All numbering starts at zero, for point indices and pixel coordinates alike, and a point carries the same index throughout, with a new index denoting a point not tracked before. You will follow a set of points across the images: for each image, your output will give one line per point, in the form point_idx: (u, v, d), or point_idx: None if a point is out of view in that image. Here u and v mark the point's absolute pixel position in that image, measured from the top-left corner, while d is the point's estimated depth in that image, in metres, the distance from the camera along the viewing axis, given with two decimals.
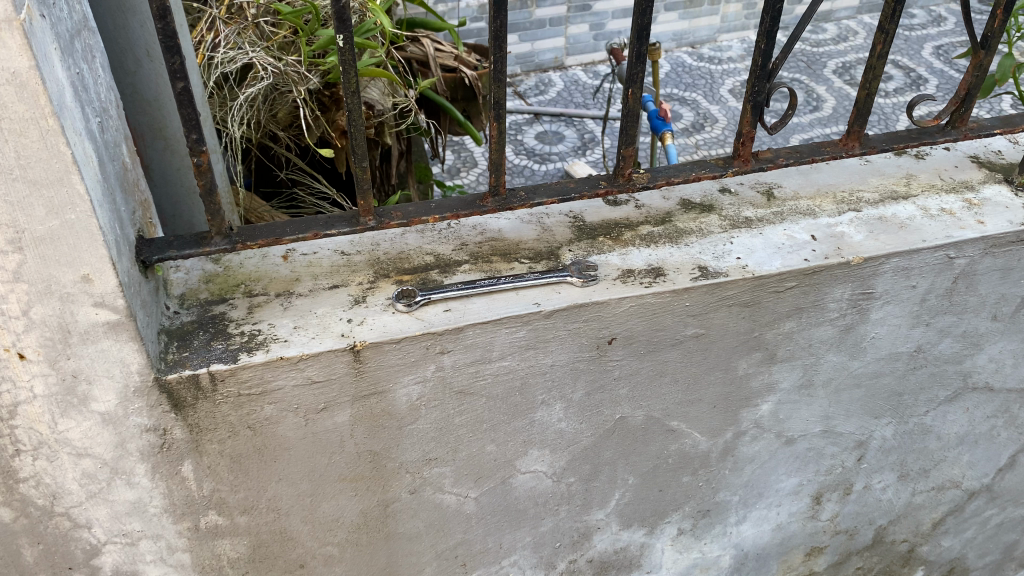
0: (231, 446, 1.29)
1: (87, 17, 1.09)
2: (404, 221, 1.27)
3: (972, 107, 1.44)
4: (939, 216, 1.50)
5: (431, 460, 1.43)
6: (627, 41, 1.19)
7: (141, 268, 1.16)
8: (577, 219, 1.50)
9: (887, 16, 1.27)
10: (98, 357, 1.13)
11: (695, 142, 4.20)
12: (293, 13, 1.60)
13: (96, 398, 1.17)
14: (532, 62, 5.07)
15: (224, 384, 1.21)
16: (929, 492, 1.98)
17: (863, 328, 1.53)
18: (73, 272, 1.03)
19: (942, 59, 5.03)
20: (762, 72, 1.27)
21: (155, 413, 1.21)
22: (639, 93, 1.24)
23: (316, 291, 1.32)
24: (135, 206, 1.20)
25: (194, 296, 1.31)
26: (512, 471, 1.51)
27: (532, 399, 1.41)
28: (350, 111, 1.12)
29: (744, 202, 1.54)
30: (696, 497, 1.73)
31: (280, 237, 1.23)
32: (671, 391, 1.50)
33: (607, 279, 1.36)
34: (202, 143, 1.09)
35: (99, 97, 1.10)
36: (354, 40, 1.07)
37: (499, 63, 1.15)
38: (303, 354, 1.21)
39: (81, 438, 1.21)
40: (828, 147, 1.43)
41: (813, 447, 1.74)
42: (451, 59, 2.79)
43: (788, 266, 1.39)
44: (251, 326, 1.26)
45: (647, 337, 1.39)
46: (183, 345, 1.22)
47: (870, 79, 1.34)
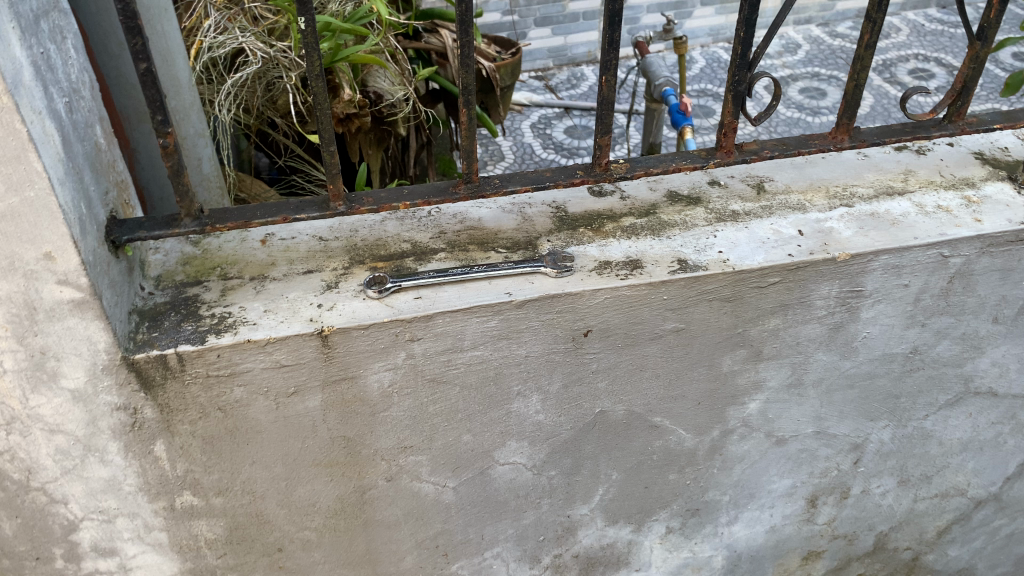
0: (202, 427, 1.30)
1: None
2: (374, 208, 1.26)
3: (969, 102, 1.38)
4: (934, 213, 1.45)
5: (406, 448, 1.43)
6: (599, 27, 1.17)
7: (110, 248, 1.17)
8: (559, 210, 1.48)
9: (873, 4, 1.23)
10: (65, 334, 1.14)
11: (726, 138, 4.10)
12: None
13: (66, 375, 1.19)
14: (565, 57, 5.05)
15: (192, 365, 1.22)
16: (933, 499, 1.93)
17: (853, 327, 1.49)
18: (35, 250, 1.05)
19: None
20: (742, 61, 1.24)
21: (125, 392, 1.22)
22: (613, 81, 1.22)
23: (290, 276, 1.33)
24: (108, 186, 1.21)
25: (170, 277, 1.32)
26: (491, 462, 1.50)
27: (507, 390, 1.40)
28: (314, 94, 1.12)
29: (733, 195, 1.51)
30: (684, 495, 1.71)
31: (250, 220, 1.23)
32: (653, 387, 1.48)
33: (583, 270, 1.34)
34: (167, 125, 1.10)
35: (69, 78, 1.11)
36: (316, 23, 1.07)
37: (466, 48, 1.13)
38: (270, 337, 1.22)
39: (53, 414, 1.23)
40: (816, 140, 1.39)
41: (806, 449, 1.70)
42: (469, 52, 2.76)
43: (770, 261, 1.36)
44: (222, 308, 1.27)
45: (625, 330, 1.37)
46: (154, 325, 1.23)
47: (858, 70, 1.30)
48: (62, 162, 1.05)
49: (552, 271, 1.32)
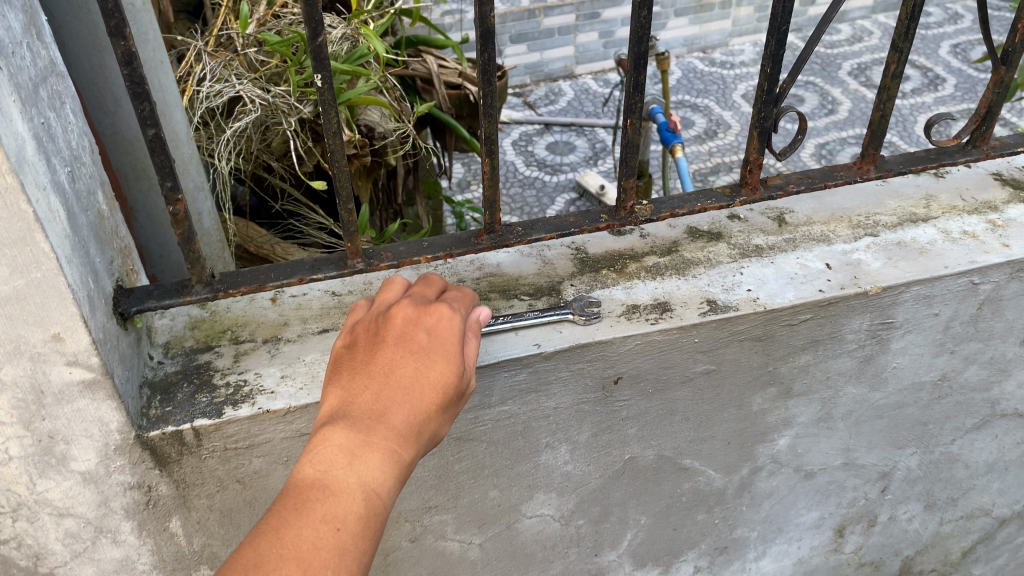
0: (220, 500, 1.23)
1: (56, 61, 1.04)
2: (394, 263, 1.23)
3: (994, 126, 1.40)
4: (961, 240, 1.42)
5: (431, 508, 1.37)
6: (623, 71, 1.13)
7: (119, 321, 1.11)
8: (579, 251, 1.43)
9: (900, 33, 1.20)
10: (75, 416, 1.08)
11: (708, 149, 4.04)
12: (280, 42, 1.57)
13: (75, 457, 1.12)
14: (541, 72, 4.92)
15: (209, 439, 1.15)
16: (958, 521, 1.89)
17: (883, 358, 1.45)
18: (43, 332, 0.99)
19: (962, 55, 4.68)
20: (768, 97, 1.21)
21: (139, 471, 1.15)
22: (638, 124, 1.18)
23: (305, 336, 1.26)
24: (113, 254, 1.15)
25: (179, 343, 1.25)
26: (518, 516, 1.45)
27: (536, 442, 1.35)
28: (332, 152, 1.08)
29: (754, 229, 1.47)
30: (712, 534, 1.66)
31: (263, 283, 1.20)
32: (682, 430, 1.43)
33: (610, 316, 1.29)
34: (177, 191, 1.04)
35: (70, 145, 1.05)
36: (332, 79, 1.02)
37: (488, 98, 1.10)
38: (290, 407, 1.15)
39: (62, 498, 1.16)
40: (841, 172, 1.37)
41: (834, 480, 1.65)
42: (455, 76, 2.61)
43: (801, 298, 1.32)
44: (237, 376, 1.20)
45: (655, 376, 1.33)
46: (167, 398, 1.16)
47: (886, 100, 1.27)
48: (68, 237, 0.99)
49: (581, 320, 1.28)
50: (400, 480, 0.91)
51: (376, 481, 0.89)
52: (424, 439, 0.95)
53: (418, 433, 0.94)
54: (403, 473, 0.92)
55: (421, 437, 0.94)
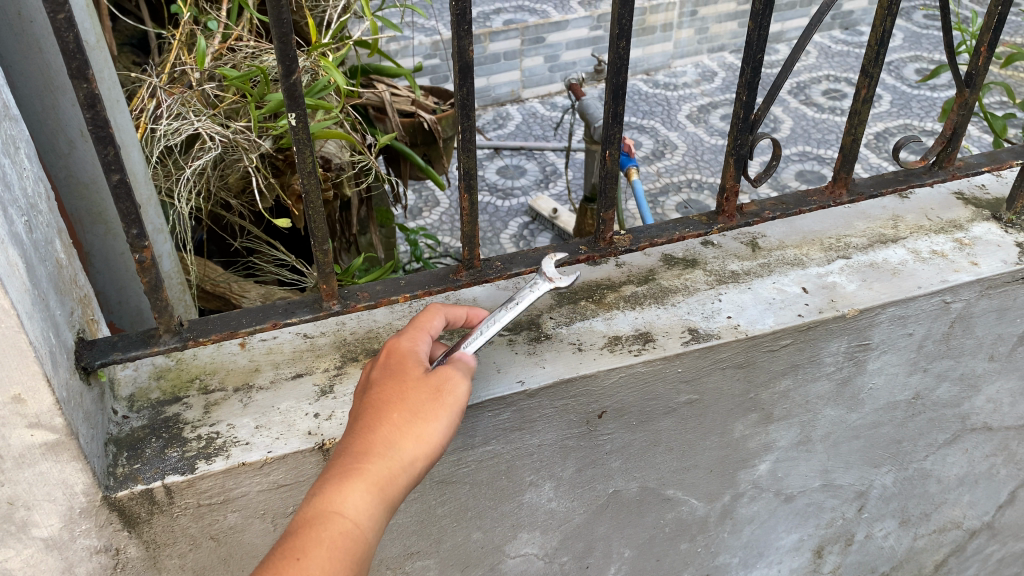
0: (192, 559, 1.16)
1: (8, 105, 0.99)
2: (371, 303, 1.21)
3: (959, 146, 1.46)
4: (931, 259, 1.45)
5: (413, 553, 1.31)
6: (603, 102, 1.16)
7: (82, 376, 1.05)
8: (556, 283, 1.41)
9: (870, 59, 1.26)
10: (37, 481, 1.01)
11: (657, 170, 4.07)
12: (240, 77, 1.56)
13: (37, 523, 1.05)
14: (487, 97, 4.85)
15: (181, 496, 1.09)
16: (931, 535, 1.85)
17: (860, 380, 1.46)
18: (2, 393, 0.93)
19: (894, 74, 4.72)
20: (744, 123, 1.26)
21: (105, 534, 1.08)
22: (617, 153, 1.22)
23: (278, 382, 1.21)
24: (73, 305, 1.09)
25: (144, 396, 1.19)
26: (501, 557, 1.40)
27: (520, 481, 1.31)
28: (308, 191, 1.07)
29: (729, 254, 1.48)
30: (694, 563, 1.61)
31: (235, 329, 1.16)
32: (665, 460, 1.41)
33: (593, 348, 1.28)
34: (143, 238, 0.99)
35: (26, 193, 0.99)
36: (307, 118, 1.01)
37: (467, 132, 1.11)
38: (267, 458, 1.09)
39: (22, 567, 1.08)
40: (815, 197, 1.43)
41: (813, 502, 1.63)
42: (408, 104, 2.57)
43: (781, 323, 1.32)
44: (209, 428, 1.14)
45: (639, 408, 1.31)
46: (134, 455, 1.10)
47: (857, 124, 1.33)
48: (29, 292, 0.94)
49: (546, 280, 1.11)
50: (363, 495, 0.86)
51: (337, 503, 0.85)
52: (396, 455, 0.88)
53: (383, 451, 0.88)
54: (371, 489, 0.86)
55: (387, 454, 0.88)
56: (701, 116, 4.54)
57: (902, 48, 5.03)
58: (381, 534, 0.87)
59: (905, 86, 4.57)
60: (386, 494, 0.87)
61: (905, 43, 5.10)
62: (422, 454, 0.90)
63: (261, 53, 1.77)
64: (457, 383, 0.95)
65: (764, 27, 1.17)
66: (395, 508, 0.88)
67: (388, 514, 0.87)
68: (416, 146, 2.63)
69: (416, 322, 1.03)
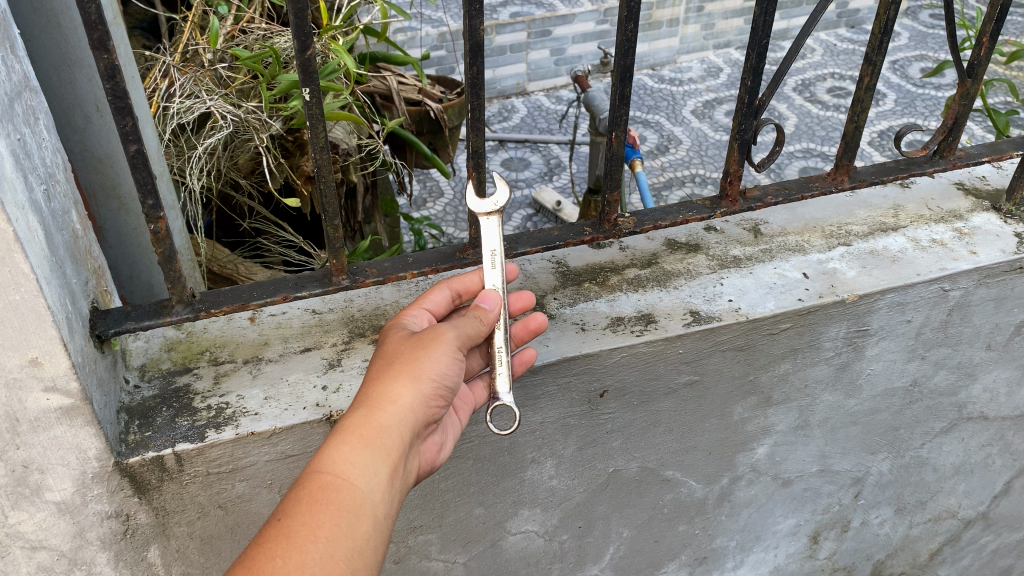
0: (201, 527, 1.19)
1: (29, 76, 1.02)
2: (380, 279, 1.23)
3: (960, 137, 1.47)
4: (930, 247, 1.47)
5: (416, 527, 1.34)
6: (610, 84, 1.19)
7: (96, 343, 1.08)
8: (560, 264, 1.45)
9: (873, 48, 1.29)
10: (51, 445, 1.03)
11: (661, 164, 4.08)
12: (253, 58, 1.60)
13: (51, 487, 1.07)
14: (494, 89, 4.87)
15: (191, 464, 1.11)
16: (926, 524, 1.87)
17: (858, 365, 1.48)
18: (20, 356, 0.96)
19: (899, 73, 4.73)
20: (749, 108, 1.29)
21: (117, 499, 1.11)
22: (623, 135, 1.25)
23: (287, 355, 1.24)
24: (88, 275, 1.11)
25: (155, 366, 1.22)
26: (502, 533, 1.42)
27: (522, 458, 1.33)
28: (320, 165, 1.10)
29: (731, 240, 1.51)
30: (692, 545, 1.64)
31: (246, 301, 1.18)
32: (665, 441, 1.43)
33: (596, 328, 1.30)
34: (158, 209, 1.03)
35: (45, 163, 1.02)
36: (321, 93, 1.04)
37: (477, 110, 1.14)
38: (276, 429, 1.12)
39: (34, 530, 1.10)
40: (817, 182, 1.45)
41: (810, 487, 1.65)
42: (415, 92, 2.58)
43: (782, 307, 1.34)
44: (218, 398, 1.16)
45: (640, 388, 1.33)
46: (145, 424, 1.12)
47: (859, 111, 1.36)
48: (47, 258, 0.97)
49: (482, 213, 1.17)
50: (341, 443, 0.88)
51: (321, 461, 0.87)
52: (376, 404, 0.92)
53: (364, 407, 0.92)
54: (349, 438, 0.88)
55: (366, 405, 0.92)
56: (706, 112, 4.55)
57: (907, 47, 5.04)
58: (374, 480, 0.87)
59: (910, 85, 4.58)
60: (369, 441, 0.89)
61: (910, 42, 5.11)
62: (402, 395, 0.93)
63: (272, 35, 1.81)
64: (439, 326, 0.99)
65: (770, 12, 1.19)
66: (386, 454, 0.89)
67: (377, 458, 0.88)
68: (422, 135, 2.63)
69: (423, 297, 1.11)
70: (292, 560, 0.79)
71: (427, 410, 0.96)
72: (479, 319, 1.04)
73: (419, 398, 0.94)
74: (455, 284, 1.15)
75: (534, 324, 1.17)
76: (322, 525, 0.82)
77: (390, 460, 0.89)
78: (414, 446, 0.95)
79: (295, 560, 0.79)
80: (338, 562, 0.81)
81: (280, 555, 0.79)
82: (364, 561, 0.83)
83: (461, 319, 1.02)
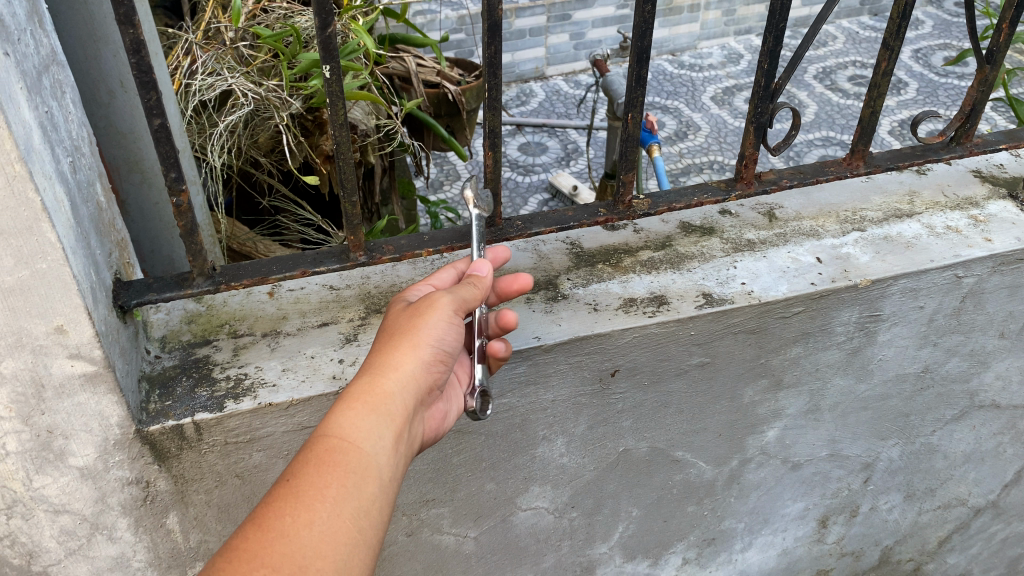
0: (218, 495, 1.21)
1: (56, 51, 1.04)
2: (396, 256, 1.26)
3: (977, 124, 1.48)
4: (945, 234, 1.48)
5: (428, 501, 1.36)
6: (627, 65, 1.20)
7: (119, 314, 1.11)
8: (574, 245, 1.46)
9: (891, 32, 1.29)
10: (75, 411, 1.06)
11: (679, 150, 4.07)
12: (274, 37, 1.63)
13: (74, 452, 1.10)
14: (512, 73, 4.87)
15: (210, 433, 1.14)
16: (935, 511, 1.87)
17: (870, 350, 1.48)
18: (46, 324, 0.99)
19: (922, 62, 4.68)
20: (765, 91, 1.30)
21: (137, 466, 1.13)
22: (639, 117, 1.27)
23: (305, 329, 1.26)
24: (111, 247, 1.14)
25: (176, 338, 1.24)
26: (513, 509, 1.45)
27: (533, 435, 1.36)
28: (339, 142, 1.12)
29: (746, 224, 1.52)
30: (701, 526, 1.65)
31: (266, 275, 1.21)
32: (675, 422, 1.45)
33: (609, 309, 1.31)
34: (181, 182, 1.06)
35: (71, 136, 1.05)
36: (340, 71, 1.06)
37: (494, 89, 1.15)
38: (293, 400, 1.14)
39: (58, 494, 1.13)
40: (832, 167, 1.47)
41: (820, 472, 1.66)
42: (434, 74, 2.59)
43: (794, 290, 1.35)
44: (237, 370, 1.19)
45: (651, 368, 1.35)
46: (166, 393, 1.15)
47: (875, 96, 1.37)
48: (73, 228, 1.00)
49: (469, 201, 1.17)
50: (346, 409, 0.90)
51: (327, 426, 0.89)
52: (379, 372, 0.94)
53: (368, 374, 0.95)
54: (354, 403, 0.91)
55: (368, 372, 0.94)
56: (725, 98, 4.53)
57: (931, 36, 4.98)
58: (379, 443, 0.89)
59: (933, 74, 4.53)
60: (373, 406, 0.91)
61: (934, 31, 5.05)
62: (404, 362, 0.95)
63: (293, 14, 1.83)
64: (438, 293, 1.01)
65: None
66: (390, 418, 0.92)
67: (381, 422, 0.91)
68: (439, 117, 2.64)
69: (429, 272, 1.12)
70: (300, 518, 0.82)
71: (428, 376, 0.98)
72: (474, 286, 1.06)
73: (419, 365, 0.96)
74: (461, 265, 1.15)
75: (505, 321, 1.15)
76: (330, 485, 0.84)
77: (394, 424, 0.92)
78: (418, 412, 0.97)
79: (303, 518, 0.82)
80: (345, 520, 0.83)
81: (289, 514, 0.82)
82: (371, 520, 0.85)
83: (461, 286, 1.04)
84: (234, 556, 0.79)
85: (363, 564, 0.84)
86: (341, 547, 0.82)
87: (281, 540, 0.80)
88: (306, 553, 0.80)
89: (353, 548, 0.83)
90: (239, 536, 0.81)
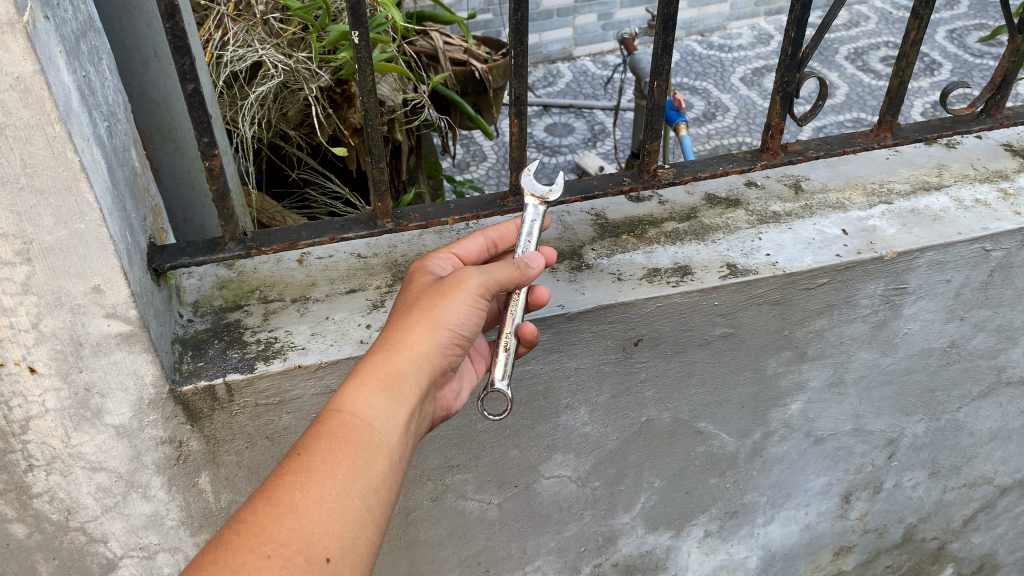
0: (248, 456, 1.24)
1: (93, 18, 1.07)
2: (422, 223, 1.27)
3: (1007, 95, 1.49)
4: (973, 207, 1.47)
5: (453, 466, 1.38)
6: (654, 32, 1.21)
7: (154, 276, 1.14)
8: (599, 217, 1.48)
9: (921, 0, 1.28)
10: (112, 369, 1.09)
11: (707, 132, 4.05)
12: (303, 9, 1.65)
13: (110, 411, 1.13)
14: (540, 54, 4.85)
15: (241, 395, 1.17)
16: (961, 489, 1.86)
17: (895, 324, 1.48)
18: (84, 283, 1.02)
19: (957, 42, 4.59)
20: (792, 60, 1.30)
21: (171, 425, 1.17)
22: (665, 86, 1.27)
23: (333, 296, 1.28)
24: (146, 212, 1.17)
25: (208, 302, 1.27)
26: (537, 476, 1.47)
27: (556, 403, 1.37)
28: (366, 108, 1.14)
29: (772, 196, 1.52)
30: (722, 499, 1.66)
31: (296, 241, 1.23)
32: (698, 393, 1.46)
33: (632, 278, 1.32)
34: (213, 147, 1.08)
35: (107, 101, 1.08)
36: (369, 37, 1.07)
37: (520, 57, 1.17)
38: (322, 362, 1.16)
39: (95, 451, 1.16)
40: (859, 138, 1.47)
41: (843, 446, 1.66)
42: (461, 51, 2.59)
43: (819, 261, 1.35)
44: (268, 333, 1.21)
45: (675, 338, 1.35)
46: (198, 354, 1.18)
47: (904, 65, 1.36)
48: (109, 191, 1.03)
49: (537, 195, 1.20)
50: (360, 385, 0.92)
51: (340, 401, 0.91)
52: (393, 350, 0.96)
53: (383, 350, 0.96)
54: (368, 380, 0.93)
55: (383, 350, 0.96)
56: (755, 79, 4.49)
57: (967, 15, 4.90)
58: (390, 422, 0.91)
59: (968, 55, 4.45)
60: (386, 384, 0.93)
61: (970, 11, 4.96)
62: (420, 341, 0.97)
63: None
64: (466, 274, 1.02)
65: None
66: (402, 399, 0.93)
67: (393, 401, 0.92)
68: (467, 94, 2.64)
69: (457, 242, 1.14)
70: (310, 494, 0.84)
71: (442, 358, 1.00)
72: (511, 266, 1.05)
73: (435, 346, 0.98)
74: (491, 233, 1.18)
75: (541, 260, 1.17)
76: (340, 463, 0.87)
77: (407, 404, 0.93)
78: (431, 393, 1.00)
79: (313, 494, 0.84)
80: (354, 498, 0.86)
81: (299, 489, 0.84)
82: (380, 498, 0.88)
83: (494, 269, 1.03)
84: (242, 531, 0.81)
85: (370, 542, 0.86)
86: (349, 525, 0.84)
87: (290, 515, 0.82)
88: (313, 530, 0.83)
89: (362, 525, 0.85)
90: (248, 510, 0.83)
